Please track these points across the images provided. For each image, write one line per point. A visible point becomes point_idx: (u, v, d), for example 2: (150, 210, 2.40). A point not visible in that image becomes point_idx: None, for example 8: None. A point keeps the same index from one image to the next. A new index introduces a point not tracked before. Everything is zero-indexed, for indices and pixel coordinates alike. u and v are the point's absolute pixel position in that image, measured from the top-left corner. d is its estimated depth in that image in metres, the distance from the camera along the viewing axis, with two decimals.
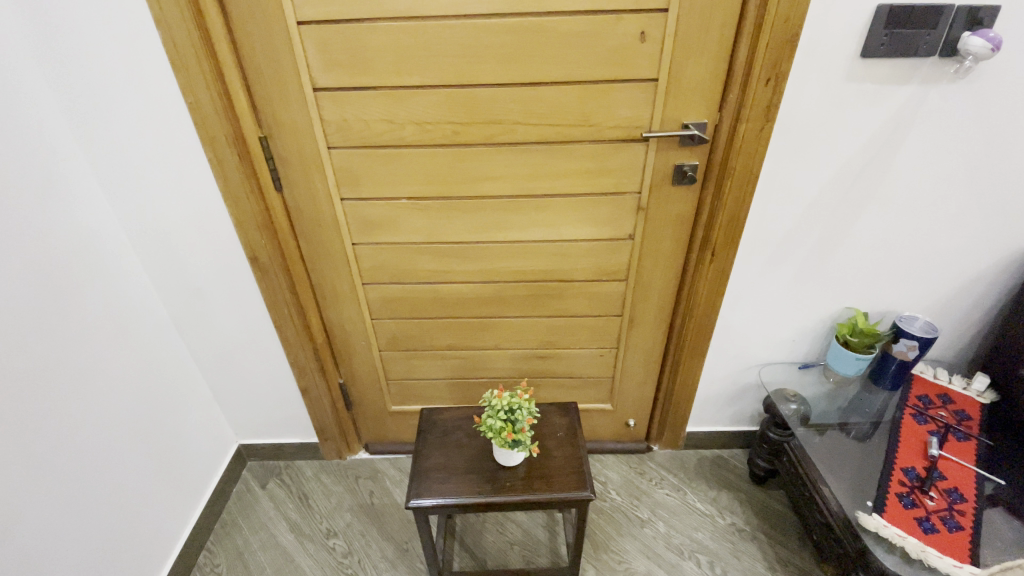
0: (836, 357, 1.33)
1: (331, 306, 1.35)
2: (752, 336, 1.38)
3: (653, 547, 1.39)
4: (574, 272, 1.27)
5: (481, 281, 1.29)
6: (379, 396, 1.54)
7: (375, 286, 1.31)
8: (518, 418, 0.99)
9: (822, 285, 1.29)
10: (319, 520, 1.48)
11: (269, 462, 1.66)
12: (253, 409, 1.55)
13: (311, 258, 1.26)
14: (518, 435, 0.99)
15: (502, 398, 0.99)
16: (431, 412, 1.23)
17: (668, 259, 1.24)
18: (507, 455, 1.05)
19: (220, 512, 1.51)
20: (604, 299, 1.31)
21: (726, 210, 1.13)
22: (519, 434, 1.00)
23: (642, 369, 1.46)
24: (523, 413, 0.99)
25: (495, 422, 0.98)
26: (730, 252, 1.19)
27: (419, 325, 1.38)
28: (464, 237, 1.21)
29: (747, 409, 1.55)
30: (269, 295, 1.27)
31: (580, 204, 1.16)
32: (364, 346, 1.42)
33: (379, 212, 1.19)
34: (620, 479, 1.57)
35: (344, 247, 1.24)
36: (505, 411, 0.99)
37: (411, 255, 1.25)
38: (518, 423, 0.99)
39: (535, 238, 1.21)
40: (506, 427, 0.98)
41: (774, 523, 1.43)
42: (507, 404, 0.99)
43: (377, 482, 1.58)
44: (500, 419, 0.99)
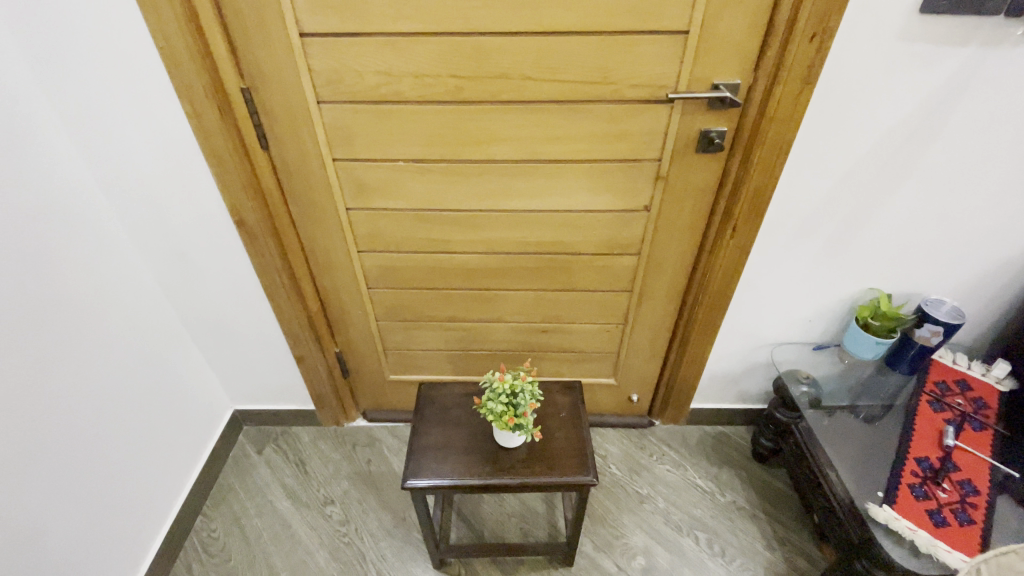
0: (854, 340, 1.27)
1: (324, 274, 1.27)
2: (767, 316, 1.32)
3: (652, 522, 1.38)
4: (583, 245, 1.19)
5: (484, 252, 1.21)
6: (377, 365, 1.49)
7: (371, 253, 1.23)
8: (522, 405, 0.93)
9: (845, 264, 1.22)
10: (316, 487, 1.47)
11: (265, 427, 1.64)
12: (247, 375, 1.51)
13: (301, 223, 1.18)
14: (520, 421, 0.94)
15: (502, 384, 0.93)
16: (429, 386, 1.18)
17: (685, 234, 1.15)
18: (508, 437, 1.00)
19: (216, 476, 1.50)
20: (613, 273, 1.24)
21: (753, 181, 1.04)
22: (521, 419, 0.94)
23: (649, 345, 1.40)
24: (526, 399, 0.94)
25: (496, 410, 0.93)
26: (753, 226, 1.11)
27: (417, 296, 1.31)
28: (466, 204, 1.13)
29: (754, 388, 1.51)
30: (258, 261, 1.19)
31: (592, 171, 1.06)
32: (360, 316, 1.36)
33: (375, 176, 1.09)
34: (620, 453, 1.55)
35: (337, 212, 1.15)
36: (506, 397, 0.93)
37: (409, 222, 1.17)
38: (522, 410, 0.94)
39: (543, 207, 1.12)
40: (507, 415, 0.93)
41: (775, 502, 1.42)
42: (508, 390, 0.93)
43: (375, 449, 1.56)
44: (501, 403, 0.93)
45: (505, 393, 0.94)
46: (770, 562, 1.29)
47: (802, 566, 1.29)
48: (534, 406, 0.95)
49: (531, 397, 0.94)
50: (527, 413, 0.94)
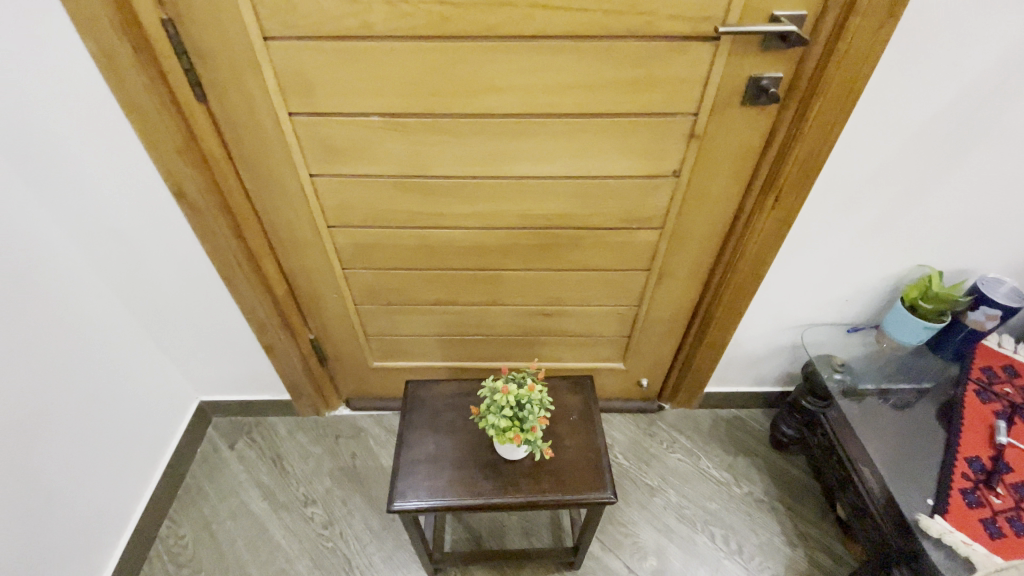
0: (896, 324, 1.12)
1: (289, 254, 1.08)
2: (799, 296, 1.17)
3: (662, 518, 1.28)
4: (595, 219, 1.00)
5: (478, 227, 1.02)
6: (358, 353, 1.33)
7: (344, 229, 1.04)
8: (530, 421, 0.79)
9: (894, 238, 1.06)
10: (295, 485, 1.34)
11: (237, 418, 1.49)
12: (211, 365, 1.33)
13: (257, 194, 0.97)
14: (527, 438, 0.80)
15: (503, 395, 0.78)
16: (417, 384, 1.02)
17: (717, 204, 0.97)
18: (512, 452, 0.86)
19: (183, 475, 1.36)
20: (629, 250, 1.06)
21: (806, 141, 0.85)
22: (527, 434, 0.79)
23: (664, 328, 1.25)
24: (535, 414, 0.79)
25: (498, 426, 0.78)
26: (799, 196, 0.93)
27: (401, 277, 1.13)
28: (456, 170, 0.93)
29: (775, 371, 1.37)
30: (207, 240, 1.00)
31: (611, 129, 0.86)
32: (336, 301, 1.18)
33: (344, 136, 0.88)
34: (627, 441, 1.43)
35: (299, 181, 0.95)
36: (509, 410, 0.78)
37: (388, 192, 0.97)
38: (530, 427, 0.79)
39: (551, 173, 0.93)
40: (512, 434, 0.78)
41: (794, 493, 1.32)
42: (511, 402, 0.78)
43: (360, 442, 1.42)
44: (504, 417, 0.78)
45: (508, 406, 0.79)
46: (790, 560, 1.21)
47: (824, 563, 1.20)
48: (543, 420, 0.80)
49: (540, 410, 0.79)
50: (535, 429, 0.79)
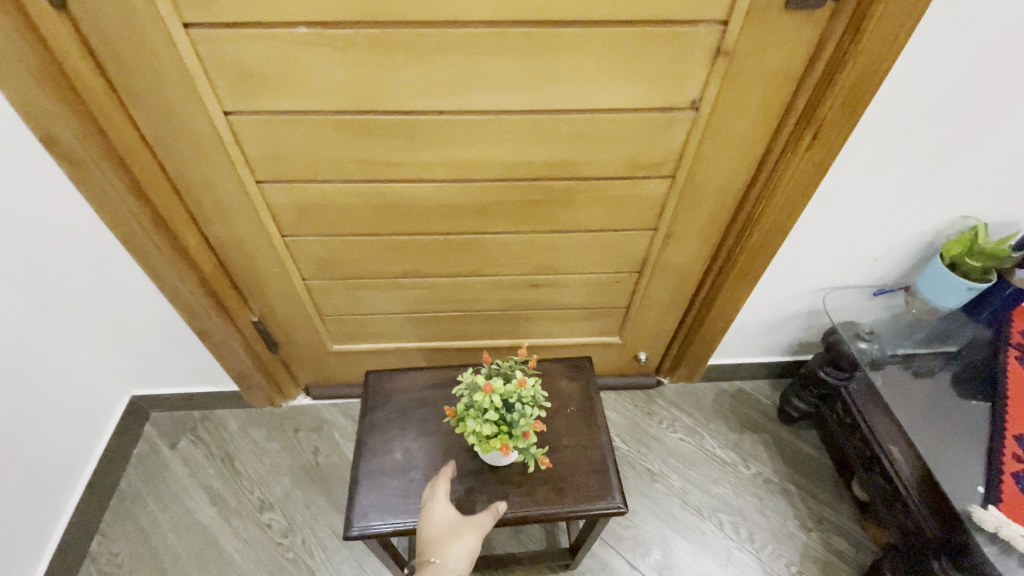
0: (935, 285, 0.98)
1: (214, 218, 0.87)
2: (823, 255, 1.02)
3: (666, 506, 1.16)
4: (593, 167, 0.81)
5: (448, 180, 0.82)
6: (314, 335, 1.13)
7: (279, 186, 0.82)
8: (522, 426, 0.64)
9: (939, 185, 0.90)
10: (249, 488, 1.16)
11: (178, 413, 1.29)
12: (139, 356, 1.12)
13: (158, 138, 0.75)
14: (517, 445, 0.66)
15: (487, 396, 0.63)
16: (379, 375, 0.85)
17: (741, 146, 0.79)
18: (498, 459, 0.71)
19: (116, 482, 1.17)
20: (632, 206, 0.88)
21: (861, 59, 0.67)
22: (518, 439, 0.65)
23: (667, 297, 1.09)
24: (527, 417, 0.65)
25: (483, 433, 0.64)
26: (842, 132, 0.76)
27: (357, 245, 0.93)
28: (416, 104, 0.72)
29: (786, 339, 1.24)
30: (100, 200, 0.78)
31: (617, 45, 0.66)
32: (280, 276, 0.98)
33: (262, 56, 0.66)
34: (624, 422, 1.29)
35: (210, 119, 0.73)
36: (495, 414, 0.64)
37: (330, 135, 0.75)
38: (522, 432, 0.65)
39: (539, 107, 0.73)
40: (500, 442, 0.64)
41: (806, 472, 1.21)
42: (498, 404, 0.63)
43: (323, 435, 1.24)
44: (489, 423, 0.64)
45: (494, 409, 0.64)
46: (805, 546, 1.10)
47: (841, 548, 1.10)
48: (537, 423, 0.66)
49: (534, 412, 0.65)
50: (527, 435, 0.65)
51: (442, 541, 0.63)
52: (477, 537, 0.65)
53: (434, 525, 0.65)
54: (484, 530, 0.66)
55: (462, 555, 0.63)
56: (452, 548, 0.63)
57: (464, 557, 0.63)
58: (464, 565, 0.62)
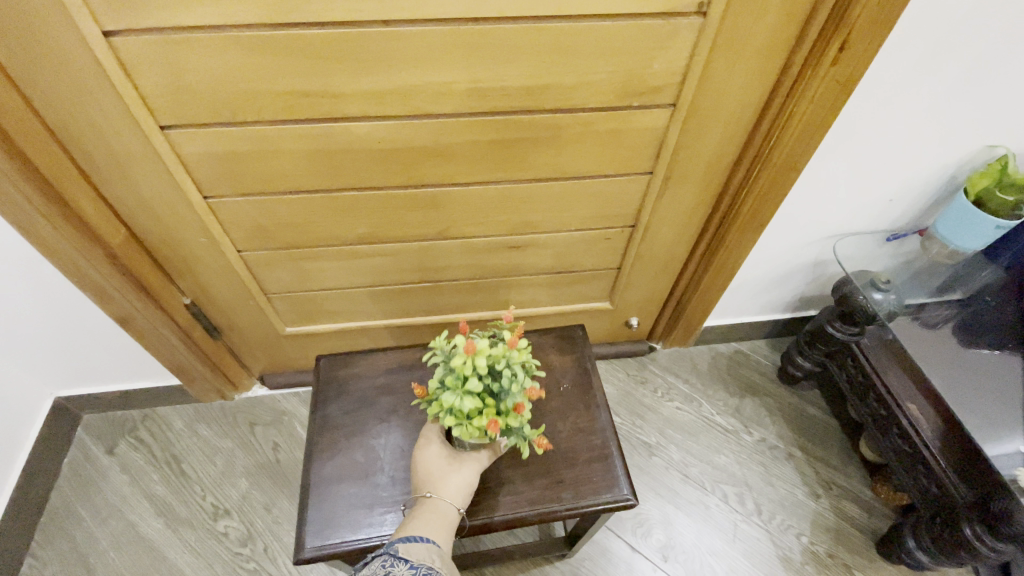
0: (957, 226, 0.89)
1: (114, 176, 0.69)
2: (835, 198, 0.91)
3: (667, 482, 1.06)
4: (580, 95, 0.67)
5: (403, 117, 0.67)
6: (262, 317, 0.98)
7: (191, 131, 0.66)
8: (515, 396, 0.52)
9: (971, 110, 0.79)
10: (201, 493, 1.02)
11: (115, 413, 1.12)
12: (51, 352, 0.94)
13: (17, 66, 0.57)
14: (508, 423, 0.54)
15: (469, 361, 0.51)
16: (333, 359, 0.74)
17: (755, 62, 0.66)
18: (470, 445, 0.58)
19: (43, 497, 1.01)
20: (624, 145, 0.75)
21: None
22: (509, 415, 0.53)
23: (663, 253, 0.97)
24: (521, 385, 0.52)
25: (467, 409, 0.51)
26: (877, 39, 0.63)
27: (300, 206, 0.77)
28: (350, 12, 0.56)
29: (787, 295, 1.14)
30: None
31: None
32: (208, 247, 0.81)
33: None
34: (616, 393, 1.19)
35: (82, 40, 0.55)
36: (480, 385, 0.51)
37: (245, 58, 0.59)
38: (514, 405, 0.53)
39: (513, 13, 0.57)
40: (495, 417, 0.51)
41: (811, 435, 1.13)
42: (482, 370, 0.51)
43: (283, 429, 1.11)
44: (474, 398, 0.51)
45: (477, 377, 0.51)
46: (815, 515, 1.03)
47: (851, 513, 1.04)
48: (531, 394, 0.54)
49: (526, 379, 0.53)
50: (520, 408, 0.53)
51: (436, 476, 0.57)
52: (476, 470, 0.58)
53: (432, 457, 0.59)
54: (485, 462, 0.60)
55: (459, 489, 0.57)
56: (447, 484, 0.57)
57: (463, 491, 0.58)
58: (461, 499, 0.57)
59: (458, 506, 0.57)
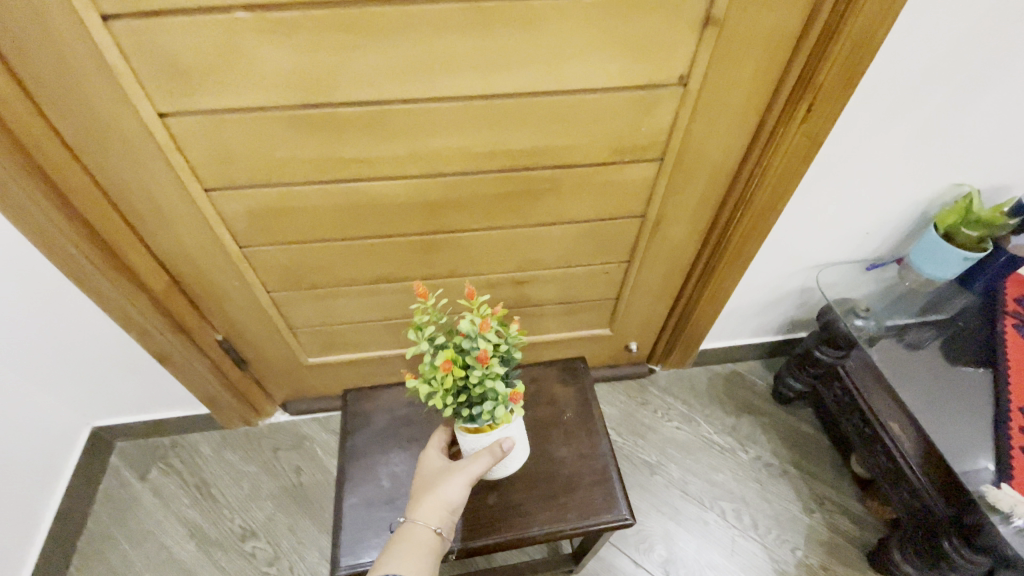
0: (929, 257, 0.95)
1: (160, 232, 0.78)
2: (815, 233, 0.98)
3: (667, 499, 1.12)
4: (577, 152, 0.75)
5: (419, 175, 0.75)
6: (287, 349, 1.05)
7: (232, 192, 0.74)
8: (468, 339, 0.58)
9: (935, 155, 0.86)
10: (229, 516, 1.09)
11: (146, 440, 1.20)
12: (92, 386, 1.02)
13: (86, 145, 0.65)
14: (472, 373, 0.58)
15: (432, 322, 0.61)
16: (359, 394, 0.81)
17: (732, 122, 0.74)
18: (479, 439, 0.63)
19: (82, 521, 1.08)
20: (618, 192, 0.83)
21: (861, 21, 0.62)
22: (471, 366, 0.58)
23: (658, 284, 1.05)
24: (472, 328, 0.58)
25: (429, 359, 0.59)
26: (840, 101, 0.70)
27: (325, 252, 0.85)
28: (375, 92, 0.64)
29: (778, 319, 1.21)
30: (22, 220, 0.68)
31: (598, 13, 0.59)
32: (240, 289, 0.89)
33: (194, 45, 0.58)
34: (618, 414, 1.25)
35: (143, 123, 0.64)
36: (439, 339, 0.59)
37: (281, 133, 0.67)
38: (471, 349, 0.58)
39: (515, 90, 0.66)
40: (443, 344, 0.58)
41: (805, 453, 1.19)
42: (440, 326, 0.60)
43: (305, 453, 1.18)
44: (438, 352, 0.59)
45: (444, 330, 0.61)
46: (808, 529, 1.09)
47: (844, 528, 1.09)
48: (488, 342, 0.58)
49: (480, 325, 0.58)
50: (476, 354, 0.57)
51: (412, 500, 0.62)
52: (451, 487, 0.61)
53: (416, 486, 0.64)
54: (467, 476, 0.62)
55: (432, 508, 0.60)
56: (420, 504, 0.60)
57: (444, 510, 0.60)
58: (435, 517, 0.59)
59: (434, 526, 0.59)
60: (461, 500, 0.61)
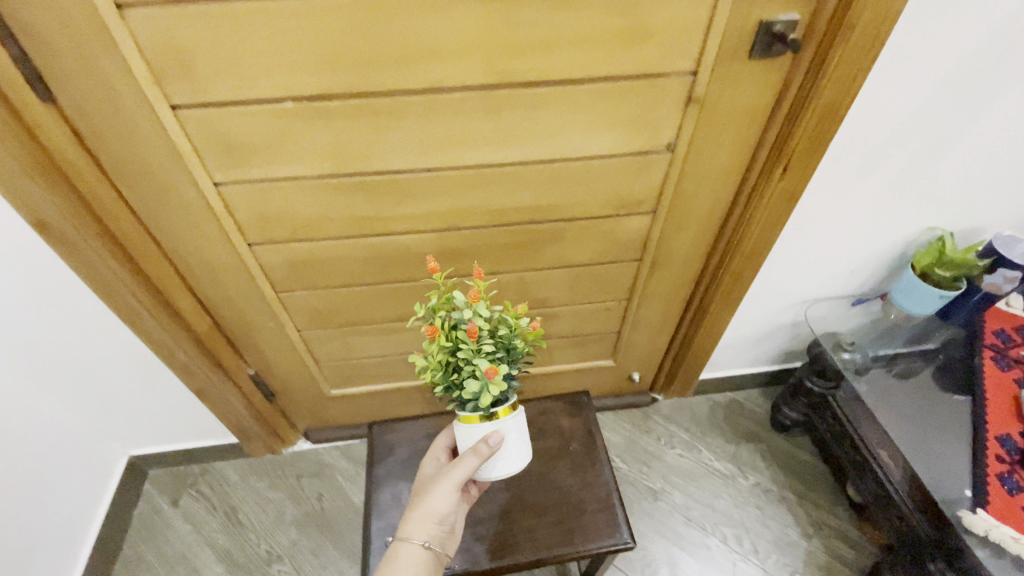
0: (908, 293, 1.03)
1: (206, 280, 0.87)
2: (801, 272, 1.06)
3: (671, 525, 1.18)
4: (579, 207, 0.84)
5: (438, 229, 0.84)
6: (312, 382, 1.13)
7: (272, 246, 0.83)
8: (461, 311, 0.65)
9: (906, 203, 0.95)
10: (255, 541, 1.16)
11: (177, 469, 1.27)
12: (133, 417, 1.10)
13: (150, 210, 0.75)
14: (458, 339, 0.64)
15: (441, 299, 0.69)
16: (383, 426, 0.89)
17: (717, 180, 0.83)
18: (471, 430, 0.68)
19: (118, 545, 1.15)
20: (616, 240, 0.91)
21: (824, 98, 0.70)
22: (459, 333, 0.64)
23: (657, 320, 1.12)
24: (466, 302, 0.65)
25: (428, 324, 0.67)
26: (812, 162, 0.79)
27: (351, 295, 0.94)
28: (402, 162, 0.74)
29: (773, 350, 1.28)
30: (90, 275, 0.77)
31: (594, 97, 0.69)
32: (273, 329, 0.98)
33: (249, 129, 0.68)
34: (623, 442, 1.31)
35: (200, 191, 0.74)
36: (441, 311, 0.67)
37: (318, 196, 0.77)
38: (463, 323, 0.65)
39: (523, 158, 0.75)
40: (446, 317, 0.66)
41: (803, 479, 1.24)
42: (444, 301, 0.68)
43: (326, 480, 1.25)
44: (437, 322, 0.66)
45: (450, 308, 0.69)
46: (807, 554, 1.13)
47: (842, 552, 1.13)
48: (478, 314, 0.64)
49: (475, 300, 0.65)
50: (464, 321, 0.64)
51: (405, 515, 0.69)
52: (436, 498, 0.67)
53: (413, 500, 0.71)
54: (450, 482, 0.67)
55: (419, 520, 0.66)
56: (408, 518, 0.67)
57: (431, 522, 0.66)
58: (421, 528, 0.66)
59: (421, 536, 0.65)
60: (449, 507, 0.67)
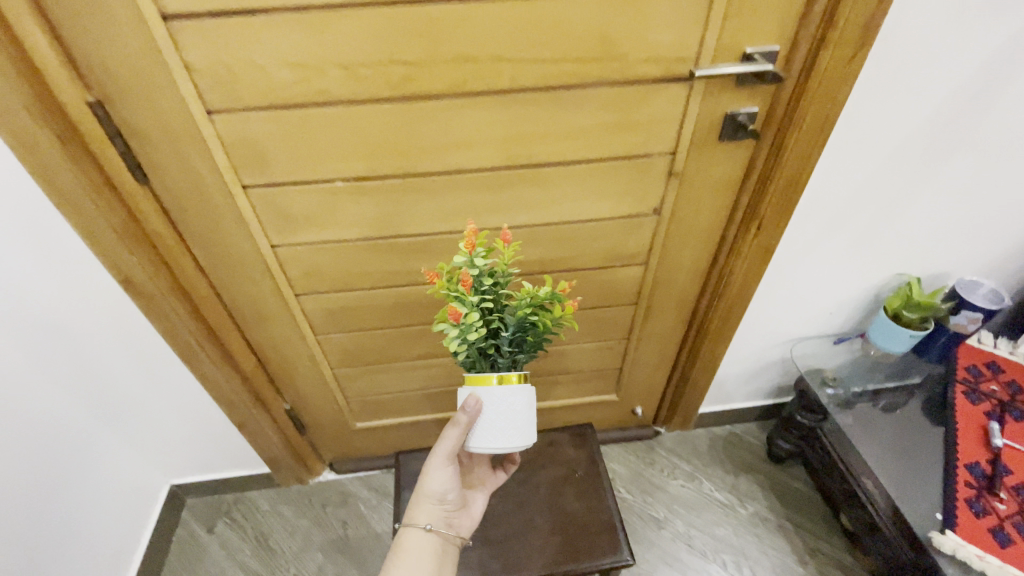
0: (886, 334, 1.12)
1: (256, 325, 1.00)
2: (785, 314, 1.16)
3: (674, 552, 1.25)
4: (580, 261, 0.97)
5: None
6: (340, 416, 1.24)
7: (315, 296, 0.96)
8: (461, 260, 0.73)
9: (873, 253, 1.06)
10: (285, 565, 1.25)
11: (212, 497, 1.37)
12: (178, 448, 1.22)
13: (216, 267, 0.89)
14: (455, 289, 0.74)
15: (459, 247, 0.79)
16: (408, 456, 1.00)
17: (700, 236, 0.95)
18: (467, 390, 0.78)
19: (159, 569, 1.24)
20: (615, 288, 1.03)
21: (786, 172, 0.83)
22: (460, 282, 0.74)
23: (655, 358, 1.23)
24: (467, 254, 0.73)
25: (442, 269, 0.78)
26: (782, 222, 0.91)
27: (380, 338, 1.07)
28: (429, 227, 0.87)
29: (766, 385, 1.37)
30: (161, 322, 0.90)
31: (590, 173, 0.83)
32: (310, 368, 1.10)
33: (305, 203, 0.82)
34: (628, 472, 1.40)
35: (260, 253, 0.87)
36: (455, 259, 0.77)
37: (357, 255, 0.90)
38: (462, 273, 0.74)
39: (531, 222, 0.88)
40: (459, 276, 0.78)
41: (798, 508, 1.31)
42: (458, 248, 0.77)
43: (350, 508, 1.34)
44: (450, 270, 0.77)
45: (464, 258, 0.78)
46: None
47: None
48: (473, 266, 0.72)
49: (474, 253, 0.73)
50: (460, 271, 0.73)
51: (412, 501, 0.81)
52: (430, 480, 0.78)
53: None
54: (438, 457, 0.77)
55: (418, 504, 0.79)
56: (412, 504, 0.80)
57: (429, 503, 0.78)
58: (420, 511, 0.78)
59: (421, 517, 0.77)
60: (443, 484, 0.78)
